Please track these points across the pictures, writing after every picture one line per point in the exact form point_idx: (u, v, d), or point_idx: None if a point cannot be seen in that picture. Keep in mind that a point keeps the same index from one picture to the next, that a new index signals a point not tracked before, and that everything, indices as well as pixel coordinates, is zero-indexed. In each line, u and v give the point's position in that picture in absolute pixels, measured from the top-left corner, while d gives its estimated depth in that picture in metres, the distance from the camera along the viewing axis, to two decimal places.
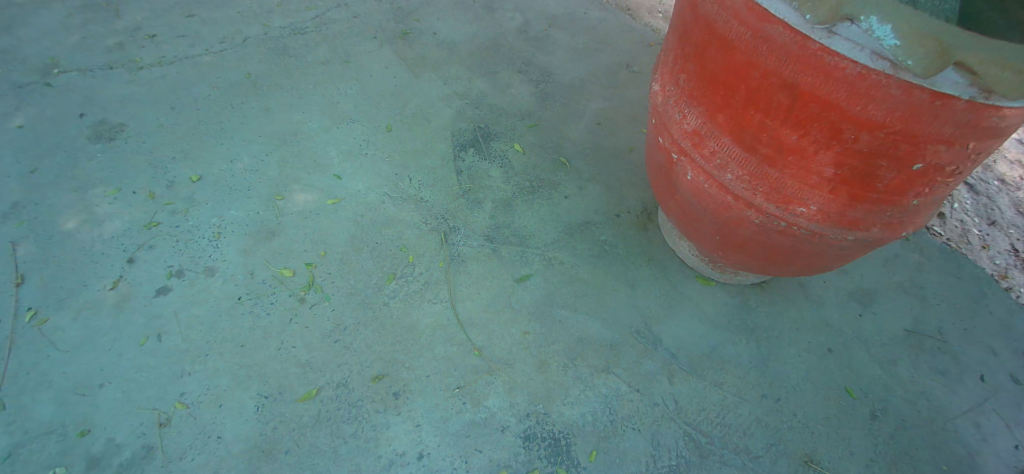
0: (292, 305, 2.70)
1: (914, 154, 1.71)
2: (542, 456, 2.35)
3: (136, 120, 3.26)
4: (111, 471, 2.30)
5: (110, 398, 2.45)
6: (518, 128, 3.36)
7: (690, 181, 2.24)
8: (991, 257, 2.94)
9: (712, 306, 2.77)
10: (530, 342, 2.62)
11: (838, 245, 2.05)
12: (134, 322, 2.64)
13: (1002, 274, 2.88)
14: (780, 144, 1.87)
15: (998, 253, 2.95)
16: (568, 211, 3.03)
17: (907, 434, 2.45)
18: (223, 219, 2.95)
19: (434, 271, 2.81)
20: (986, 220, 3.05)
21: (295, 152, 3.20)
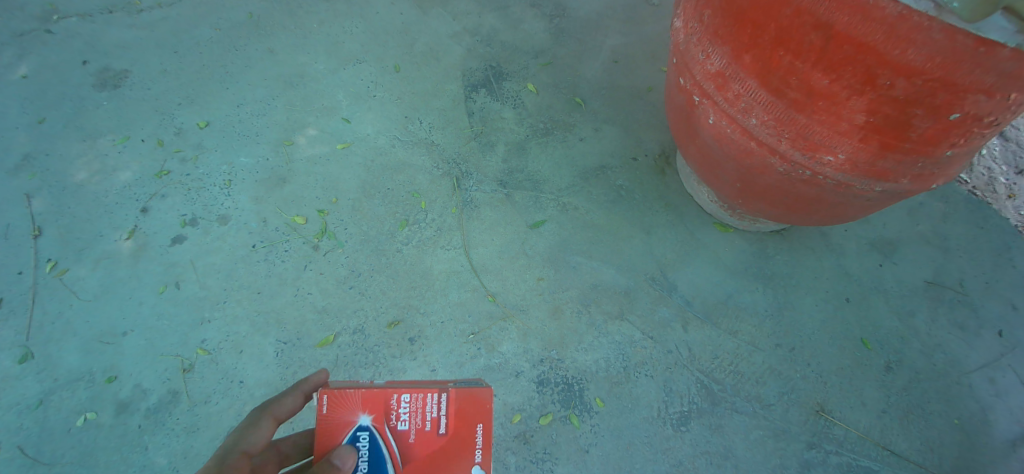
0: (306, 252, 2.71)
1: (951, 103, 1.60)
2: (555, 401, 2.41)
3: (139, 66, 3.17)
4: (140, 415, 2.45)
5: (134, 346, 2.56)
6: (531, 67, 3.21)
7: (712, 125, 2.13)
8: (1017, 207, 2.76)
9: (729, 254, 2.72)
10: (544, 288, 2.62)
11: (865, 196, 1.96)
12: (152, 271, 2.70)
13: None
14: (810, 88, 1.76)
15: None
16: (582, 154, 2.94)
17: (920, 387, 2.46)
18: (233, 165, 2.93)
19: (446, 218, 2.78)
20: (1016, 167, 2.82)
21: (301, 95, 3.12)
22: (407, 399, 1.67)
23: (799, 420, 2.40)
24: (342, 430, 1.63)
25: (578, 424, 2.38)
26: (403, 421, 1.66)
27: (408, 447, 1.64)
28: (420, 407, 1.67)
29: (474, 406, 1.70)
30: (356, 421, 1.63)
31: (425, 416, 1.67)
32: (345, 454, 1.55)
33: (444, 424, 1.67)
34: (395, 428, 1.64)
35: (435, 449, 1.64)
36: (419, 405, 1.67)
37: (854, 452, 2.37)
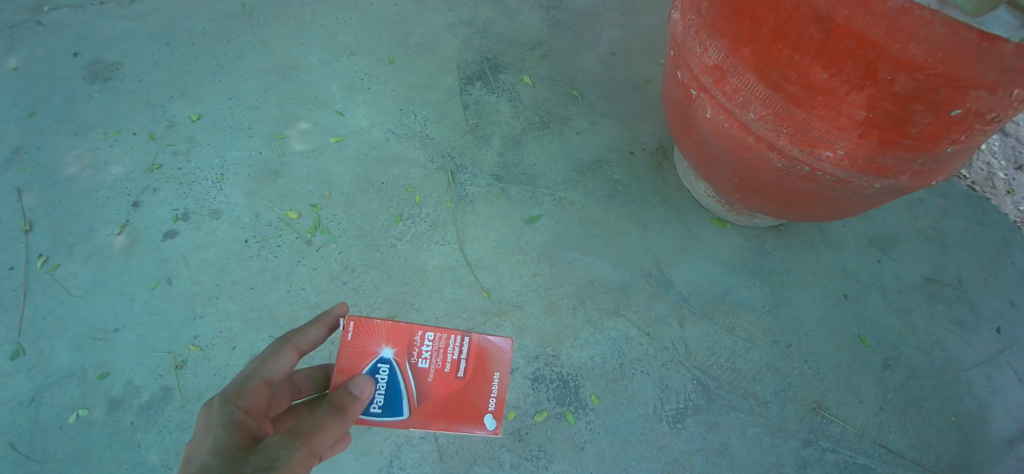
0: (299, 247, 2.68)
1: (953, 99, 1.57)
2: (550, 398, 2.40)
3: (130, 57, 3.13)
4: (132, 412, 2.43)
5: (126, 342, 2.54)
6: (528, 59, 3.16)
7: (709, 119, 2.09)
8: (1017, 203, 2.73)
9: (727, 249, 2.69)
10: (539, 284, 2.60)
11: (864, 192, 1.93)
12: (144, 266, 2.68)
13: None
14: (809, 82, 1.72)
15: None
16: (579, 148, 2.91)
17: (918, 384, 2.44)
18: (225, 159, 2.89)
19: (441, 212, 2.75)
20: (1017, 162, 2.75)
21: (295, 87, 3.07)
22: (431, 339, 1.73)
23: (796, 417, 2.39)
24: (366, 359, 1.69)
25: (573, 421, 2.37)
26: (425, 360, 1.73)
27: (426, 386, 1.72)
28: (442, 349, 1.74)
29: (493, 356, 1.78)
30: (380, 354, 1.69)
31: (446, 359, 1.74)
32: (365, 384, 1.62)
33: (464, 369, 1.75)
34: (417, 366, 1.72)
35: (453, 391, 1.74)
36: (442, 347, 1.74)
37: (850, 449, 2.36)
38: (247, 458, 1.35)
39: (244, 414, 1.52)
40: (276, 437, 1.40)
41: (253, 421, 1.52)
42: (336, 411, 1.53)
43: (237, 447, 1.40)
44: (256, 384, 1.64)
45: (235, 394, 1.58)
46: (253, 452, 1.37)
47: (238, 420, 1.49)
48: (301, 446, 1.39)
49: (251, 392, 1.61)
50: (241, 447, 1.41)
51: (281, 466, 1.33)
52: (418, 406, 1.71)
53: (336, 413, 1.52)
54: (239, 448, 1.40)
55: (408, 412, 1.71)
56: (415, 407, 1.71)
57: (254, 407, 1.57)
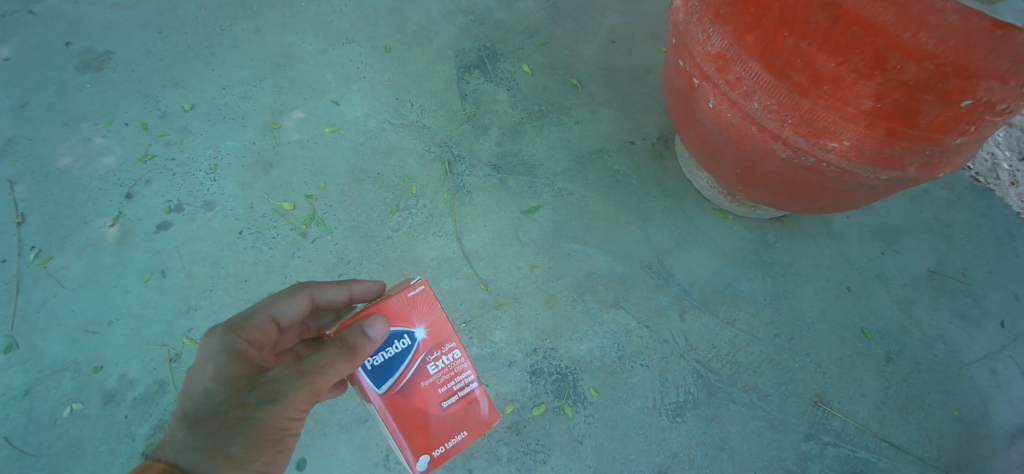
0: (294, 239, 2.65)
1: (963, 89, 1.54)
2: (548, 391, 2.38)
3: (123, 46, 3.07)
4: (127, 405, 2.41)
5: (120, 335, 2.51)
6: (527, 47, 3.10)
7: (712, 108, 2.04)
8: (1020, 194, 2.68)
9: (728, 241, 2.65)
10: (538, 276, 2.57)
11: (870, 184, 1.89)
12: (137, 258, 2.64)
13: None
14: (815, 71, 1.68)
15: None
16: (578, 138, 2.86)
17: (920, 378, 2.42)
18: (219, 149, 2.85)
19: (438, 203, 2.71)
20: None
21: (289, 76, 3.02)
22: (453, 357, 1.75)
23: (797, 411, 2.37)
24: (401, 320, 1.71)
25: (572, 415, 2.34)
26: (434, 367, 1.74)
27: (414, 388, 1.71)
28: (450, 373, 1.75)
29: (477, 416, 1.78)
30: (413, 328, 1.71)
31: (445, 384, 1.74)
32: (381, 326, 1.62)
33: (450, 404, 1.74)
34: (424, 365, 1.72)
35: (426, 411, 1.72)
36: (453, 370, 1.75)
37: (851, 443, 2.34)
38: (252, 391, 1.56)
39: (246, 346, 1.70)
40: (281, 372, 1.57)
41: (255, 354, 1.70)
42: (345, 352, 1.58)
43: (241, 378, 1.62)
44: (262, 320, 1.77)
45: (240, 325, 1.73)
46: (257, 386, 1.57)
47: (239, 351, 1.68)
48: (303, 384, 1.56)
49: (256, 327, 1.75)
50: (246, 378, 1.61)
51: (283, 400, 1.55)
52: (394, 394, 1.69)
53: (345, 354, 1.58)
54: (243, 378, 1.61)
55: (383, 390, 1.68)
56: (393, 392, 1.69)
57: (256, 342, 1.72)
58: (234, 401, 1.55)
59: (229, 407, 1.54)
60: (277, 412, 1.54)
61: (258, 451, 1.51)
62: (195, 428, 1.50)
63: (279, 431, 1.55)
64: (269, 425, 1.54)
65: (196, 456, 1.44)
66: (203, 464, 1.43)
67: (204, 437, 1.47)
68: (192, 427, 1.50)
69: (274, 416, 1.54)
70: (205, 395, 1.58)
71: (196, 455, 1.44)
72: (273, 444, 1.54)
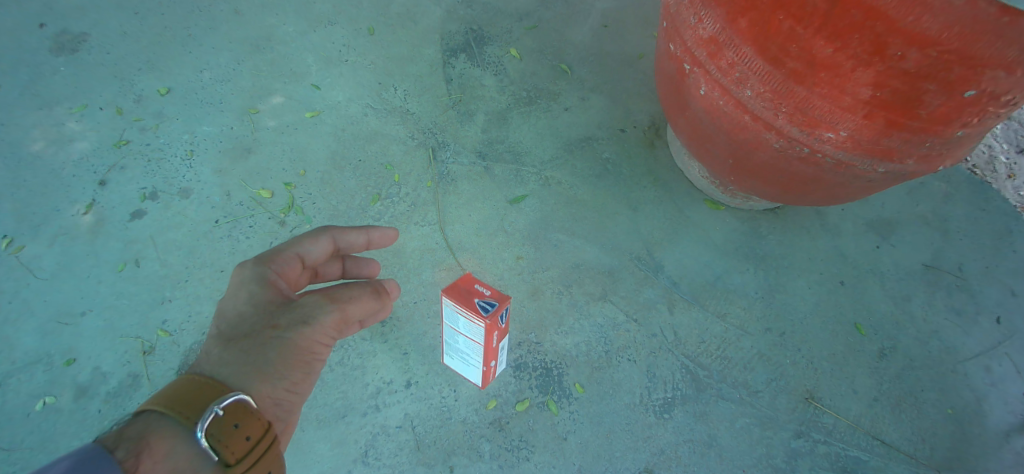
0: (272, 228, 2.56)
1: (968, 78, 1.47)
2: (532, 386, 2.31)
3: (99, 28, 2.95)
4: (99, 399, 2.32)
5: (93, 327, 2.43)
6: (515, 31, 3.00)
7: (703, 96, 1.95)
8: (1017, 187, 2.64)
9: (719, 233, 2.58)
10: (523, 268, 2.49)
11: (866, 177, 1.82)
12: (110, 247, 2.55)
13: None
14: (812, 57, 1.60)
15: None
16: (567, 125, 2.77)
17: (914, 374, 2.37)
18: (195, 135, 2.75)
19: (421, 192, 2.62)
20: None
21: (269, 59, 2.91)
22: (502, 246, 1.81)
23: (788, 408, 2.32)
24: None
25: (556, 411, 2.28)
26: None
27: None
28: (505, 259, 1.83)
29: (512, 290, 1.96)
30: None
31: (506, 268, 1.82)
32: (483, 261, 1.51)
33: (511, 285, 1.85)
34: None
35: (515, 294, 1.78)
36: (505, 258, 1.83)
37: (844, 441, 2.27)
38: (283, 313, 1.53)
39: (275, 275, 1.62)
40: (313, 297, 1.56)
41: (284, 285, 1.64)
42: (372, 291, 1.65)
43: (274, 303, 1.56)
44: (290, 255, 1.68)
45: (270, 257, 1.64)
46: (289, 309, 1.54)
47: (269, 279, 1.60)
48: (336, 310, 1.57)
49: (285, 260, 1.67)
50: (277, 304, 1.56)
51: (314, 324, 1.53)
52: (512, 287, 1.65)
53: (373, 291, 1.65)
54: (275, 304, 1.56)
55: None
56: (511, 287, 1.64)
57: (284, 274, 1.66)
58: (265, 323, 1.50)
59: (261, 327, 1.49)
60: (308, 334, 1.52)
61: (289, 370, 1.47)
62: (229, 345, 1.44)
63: (309, 354, 1.52)
64: (301, 348, 1.51)
65: (231, 369, 1.39)
66: (240, 376, 1.39)
67: (239, 353, 1.43)
68: (226, 345, 1.45)
69: (305, 339, 1.51)
70: (237, 317, 1.52)
71: (233, 369, 1.40)
72: (302, 366, 1.50)
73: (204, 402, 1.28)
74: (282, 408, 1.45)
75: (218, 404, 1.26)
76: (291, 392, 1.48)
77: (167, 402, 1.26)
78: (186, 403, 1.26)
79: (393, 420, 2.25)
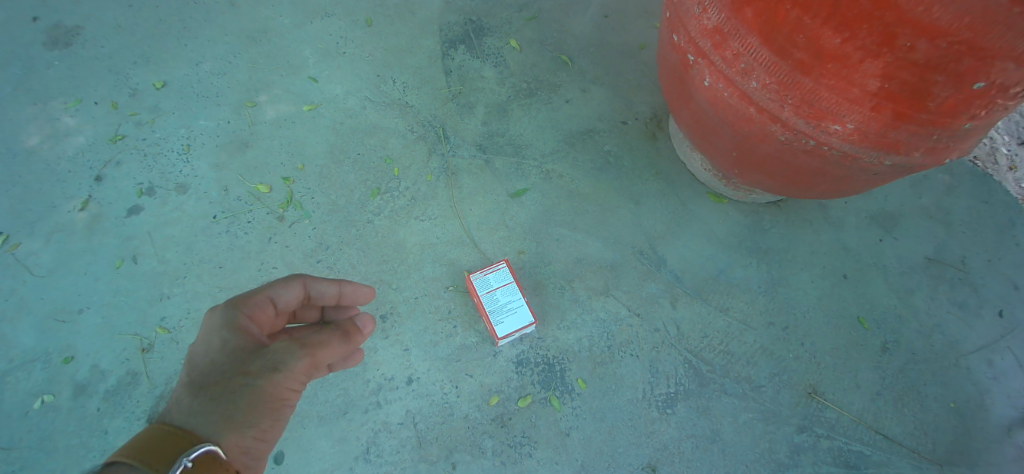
0: (270, 223, 2.54)
1: (977, 70, 1.45)
2: (534, 382, 2.30)
3: (93, 20, 2.90)
4: (99, 397, 2.32)
5: (91, 325, 2.41)
6: (515, 22, 2.95)
7: (707, 87, 1.92)
8: (1018, 180, 2.62)
9: (722, 226, 2.56)
10: (525, 263, 2.47)
11: (872, 170, 1.80)
12: (107, 244, 2.52)
13: None
14: (819, 47, 1.57)
15: None
16: (568, 117, 2.74)
17: (917, 368, 2.36)
18: (192, 129, 2.72)
19: (421, 186, 2.59)
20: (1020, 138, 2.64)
21: (266, 51, 2.87)
22: None
23: (790, 402, 2.31)
24: None
25: (559, 407, 2.27)
26: None
27: None
28: None
29: None
30: None
31: None
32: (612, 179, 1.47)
33: None
34: None
35: None
36: None
37: (845, 435, 2.28)
38: (254, 359, 1.53)
39: (247, 321, 1.61)
40: (283, 343, 1.55)
41: (256, 330, 1.62)
42: (341, 336, 1.66)
43: (243, 349, 1.56)
44: (262, 299, 1.66)
45: (243, 300, 1.63)
46: (259, 354, 1.54)
47: (240, 325, 1.60)
48: (305, 355, 1.56)
49: (257, 304, 1.65)
50: (247, 350, 1.55)
51: (283, 370, 1.52)
52: None
53: (341, 337, 1.65)
54: (245, 350, 1.55)
55: None
56: None
57: (256, 318, 1.64)
58: (235, 370, 1.50)
59: (231, 374, 1.49)
60: (278, 381, 1.51)
61: (257, 417, 1.45)
62: (198, 394, 1.44)
63: (278, 400, 1.51)
64: (270, 394, 1.50)
65: (199, 419, 1.37)
66: (208, 425, 1.37)
67: (207, 401, 1.42)
68: (195, 392, 1.45)
69: (274, 385, 1.50)
70: (207, 364, 1.52)
71: (202, 418, 1.38)
72: (271, 413, 1.49)
73: (172, 453, 1.26)
74: (251, 457, 1.42)
75: (188, 456, 1.25)
76: (259, 441, 1.45)
77: (134, 453, 1.22)
78: (153, 454, 1.24)
79: (395, 417, 2.25)
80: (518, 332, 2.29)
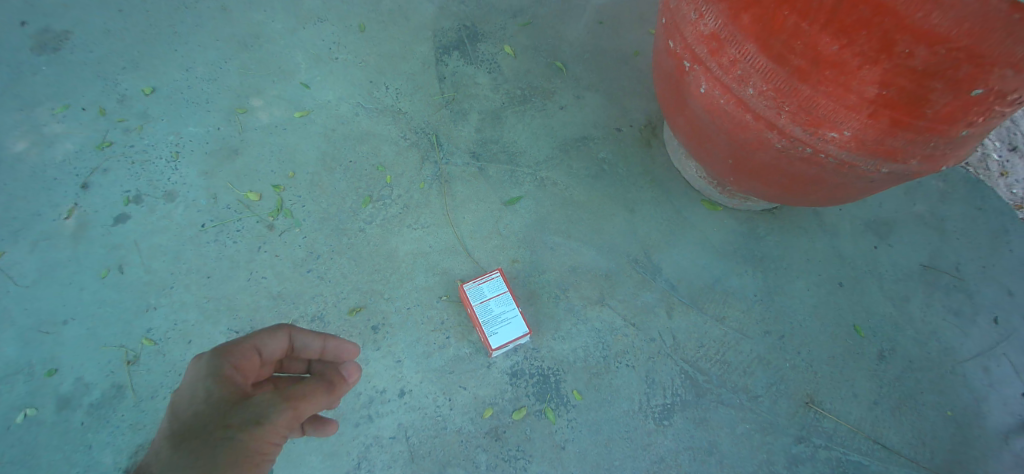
0: (260, 232, 2.50)
1: (976, 77, 1.43)
2: (529, 394, 2.27)
3: (81, 26, 2.86)
4: (83, 410, 2.26)
5: (75, 336, 2.36)
6: (509, 28, 2.93)
7: (704, 94, 1.90)
8: (1009, 185, 2.60)
9: (718, 234, 2.54)
10: (519, 271, 2.44)
11: (869, 178, 1.78)
12: (94, 253, 2.47)
13: (1020, 205, 2.57)
14: (817, 54, 1.55)
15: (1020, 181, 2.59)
16: (563, 124, 2.71)
17: (913, 376, 2.34)
18: (180, 136, 2.68)
19: (413, 194, 2.56)
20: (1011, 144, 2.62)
21: (257, 57, 2.83)
22: None
23: (788, 412, 2.29)
24: None
25: (554, 419, 2.24)
26: None
27: None
28: None
29: None
30: None
31: None
32: None
33: None
34: None
35: None
36: None
37: (843, 446, 2.26)
38: (236, 411, 1.43)
39: (232, 370, 1.52)
40: (268, 395, 1.47)
41: (242, 380, 1.52)
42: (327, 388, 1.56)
43: (227, 400, 1.46)
44: (248, 347, 1.57)
45: (229, 348, 1.54)
46: (242, 406, 1.44)
47: (224, 374, 1.50)
48: (289, 409, 1.48)
49: (243, 352, 1.55)
50: (230, 402, 1.45)
51: (267, 424, 1.43)
52: None
53: (326, 389, 1.60)
54: (228, 402, 1.45)
55: None
56: None
57: (242, 368, 1.54)
58: (217, 423, 1.40)
59: (212, 427, 1.39)
60: (261, 435, 1.41)
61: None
62: (177, 449, 1.34)
63: (260, 456, 1.40)
64: (253, 449, 1.39)
65: None
66: None
67: (186, 457, 1.32)
68: (175, 447, 1.34)
69: (257, 440, 1.40)
70: (189, 416, 1.42)
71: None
72: (252, 469, 1.37)
73: None
74: None
75: None
76: None
77: None
78: None
79: (387, 431, 2.21)
80: (512, 343, 2.26)
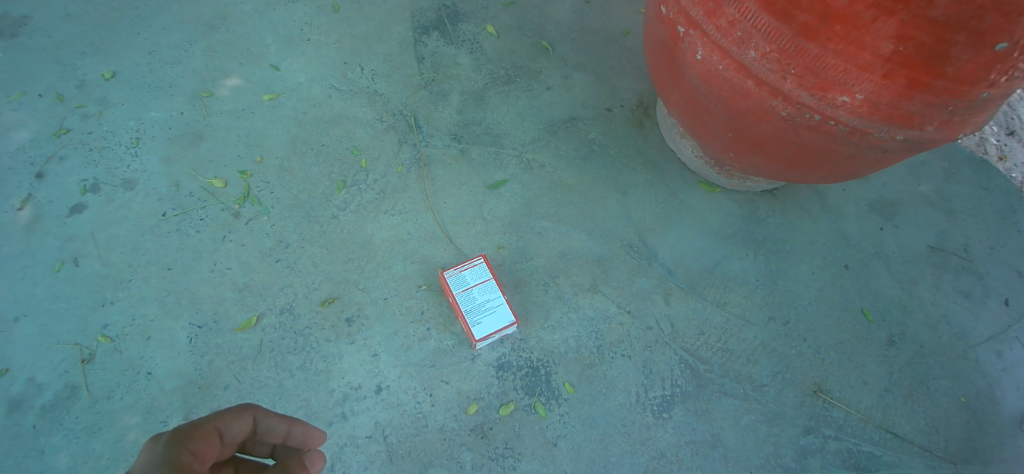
0: (226, 220, 2.32)
1: (1000, 28, 1.32)
2: (517, 387, 2.10)
3: (41, 10, 2.68)
4: (33, 414, 2.06)
5: (26, 334, 2.16)
6: (492, 7, 2.79)
7: (700, 61, 1.76)
8: (1008, 169, 2.49)
9: (715, 216, 2.39)
10: (505, 258, 2.28)
11: (881, 147, 1.64)
12: (48, 245, 2.28)
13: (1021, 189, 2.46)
14: (826, 8, 1.41)
15: (1016, 166, 2.50)
16: (550, 105, 2.57)
17: (924, 362, 2.20)
18: (142, 122, 2.50)
19: (391, 178, 2.40)
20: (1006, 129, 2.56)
21: (224, 39, 2.67)
22: None
23: (795, 402, 2.13)
24: None
25: (545, 414, 2.07)
26: None
27: None
28: None
29: None
30: None
31: None
32: None
33: None
34: None
35: None
36: None
37: (854, 436, 2.11)
38: None
39: (188, 456, 1.23)
40: None
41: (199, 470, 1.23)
42: None
43: None
44: (210, 431, 1.29)
45: (187, 431, 1.26)
46: None
47: (181, 462, 1.21)
48: None
49: (203, 437, 1.27)
50: None
51: None
52: None
53: None
54: None
55: None
56: None
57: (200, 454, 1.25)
58: None
59: None
60: None
61: None
62: None
63: None
64: None
65: None
66: None
67: None
68: None
69: None
70: None
71: None
72: None
73: None
74: None
75: None
76: None
77: None
78: None
79: (363, 431, 2.03)
80: (498, 333, 2.09)
